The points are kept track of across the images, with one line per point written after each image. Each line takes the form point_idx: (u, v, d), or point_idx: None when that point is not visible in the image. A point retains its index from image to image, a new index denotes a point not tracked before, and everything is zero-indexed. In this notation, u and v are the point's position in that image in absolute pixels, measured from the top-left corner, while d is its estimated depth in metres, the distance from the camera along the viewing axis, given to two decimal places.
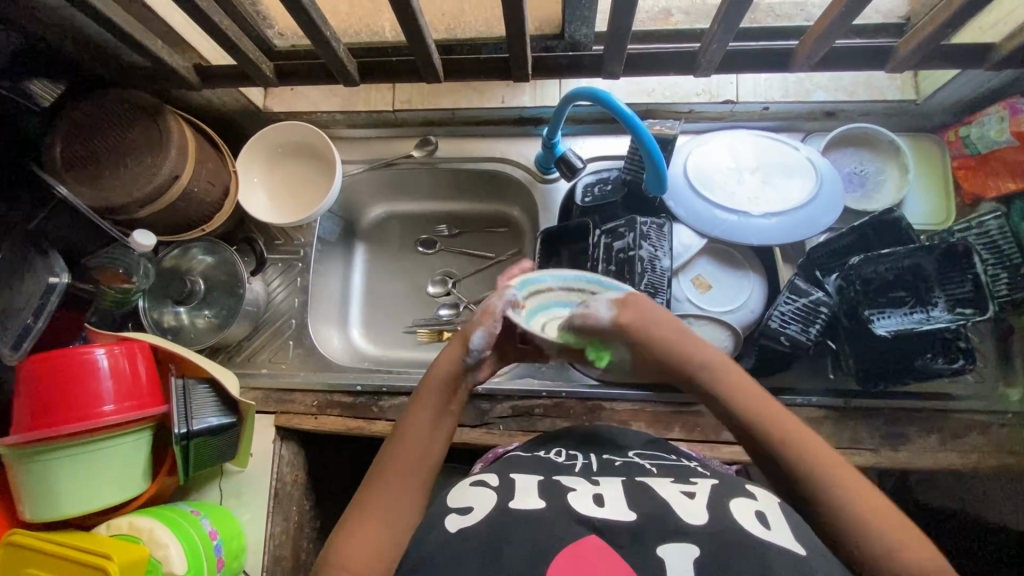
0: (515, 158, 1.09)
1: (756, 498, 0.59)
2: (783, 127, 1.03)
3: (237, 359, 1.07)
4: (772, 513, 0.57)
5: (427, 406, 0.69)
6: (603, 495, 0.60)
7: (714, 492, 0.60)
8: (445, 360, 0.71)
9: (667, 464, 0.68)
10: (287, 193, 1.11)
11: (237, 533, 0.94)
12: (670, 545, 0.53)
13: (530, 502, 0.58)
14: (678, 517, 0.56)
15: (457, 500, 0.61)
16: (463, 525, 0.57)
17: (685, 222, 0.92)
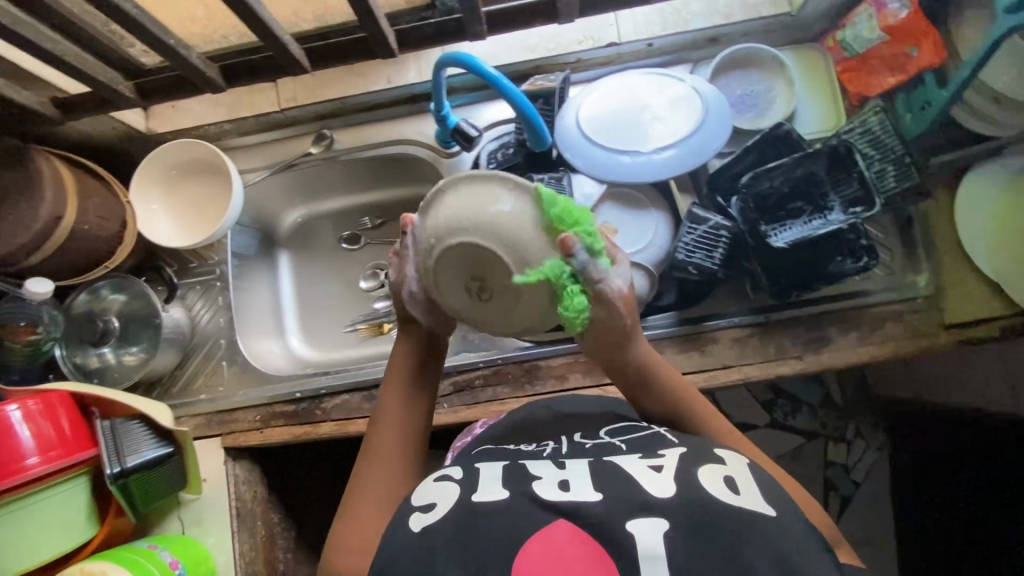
0: (415, 137, 1.08)
1: (724, 465, 0.60)
2: (672, 61, 1.04)
3: (174, 389, 1.05)
4: (740, 477, 0.59)
5: (392, 393, 0.73)
6: (568, 480, 0.58)
7: (682, 461, 0.59)
8: (400, 343, 0.76)
9: (633, 434, 0.68)
10: (189, 213, 1.08)
11: (205, 556, 0.94)
12: (641, 520, 0.53)
13: (493, 493, 0.58)
14: (645, 490, 0.55)
15: (421, 498, 0.60)
16: (427, 523, 0.56)
17: (584, 171, 0.92)
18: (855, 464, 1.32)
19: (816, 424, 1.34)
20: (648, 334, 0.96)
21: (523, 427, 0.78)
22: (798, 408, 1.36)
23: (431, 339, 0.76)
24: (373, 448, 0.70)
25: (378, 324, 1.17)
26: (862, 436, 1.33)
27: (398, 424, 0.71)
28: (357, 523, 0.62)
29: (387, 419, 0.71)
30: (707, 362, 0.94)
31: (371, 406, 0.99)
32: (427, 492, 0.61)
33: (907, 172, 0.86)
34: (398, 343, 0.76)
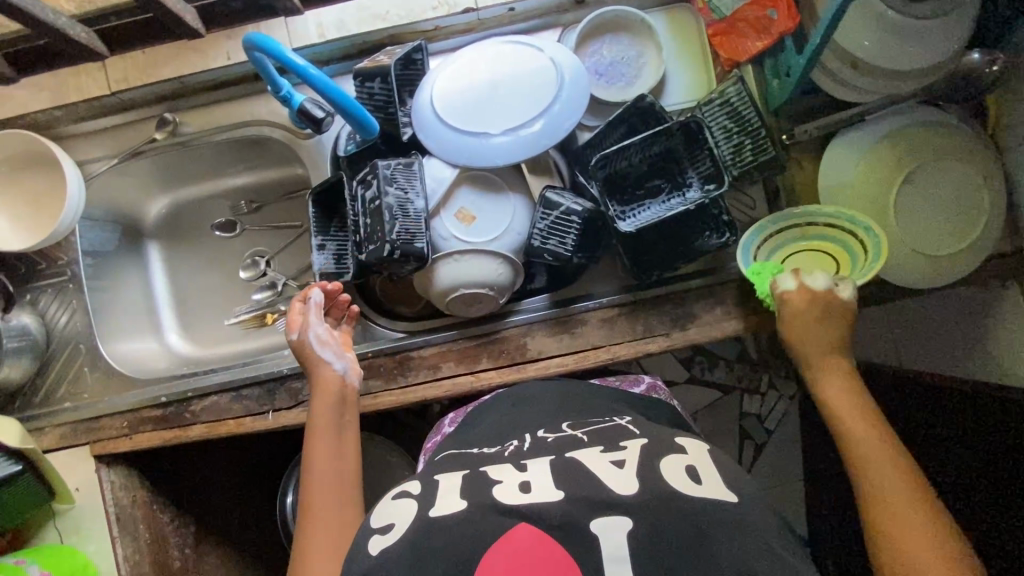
0: (270, 118, 1.00)
1: (685, 454, 0.66)
2: (538, 26, 0.97)
3: (37, 398, 1.00)
4: (701, 467, 0.64)
5: (323, 437, 0.78)
6: (530, 481, 0.63)
7: (644, 454, 0.65)
8: (331, 383, 0.83)
9: (596, 427, 0.73)
10: (28, 212, 1.00)
11: (81, 565, 0.95)
12: (601, 518, 0.58)
13: (451, 504, 0.62)
14: (609, 489, 0.60)
15: (382, 519, 0.65)
16: (386, 545, 0.60)
17: (436, 153, 0.87)
18: (767, 415, 1.37)
19: (732, 378, 1.37)
20: (521, 317, 0.96)
21: (484, 416, 0.82)
22: (715, 364, 1.38)
23: (343, 388, 0.84)
24: (312, 508, 0.72)
25: (262, 315, 1.12)
26: (775, 387, 1.37)
27: (330, 472, 0.75)
28: None
29: (317, 465, 0.75)
30: (577, 343, 0.94)
31: (241, 406, 0.96)
32: (386, 512, 0.65)
33: (762, 144, 0.83)
34: (324, 389, 0.83)
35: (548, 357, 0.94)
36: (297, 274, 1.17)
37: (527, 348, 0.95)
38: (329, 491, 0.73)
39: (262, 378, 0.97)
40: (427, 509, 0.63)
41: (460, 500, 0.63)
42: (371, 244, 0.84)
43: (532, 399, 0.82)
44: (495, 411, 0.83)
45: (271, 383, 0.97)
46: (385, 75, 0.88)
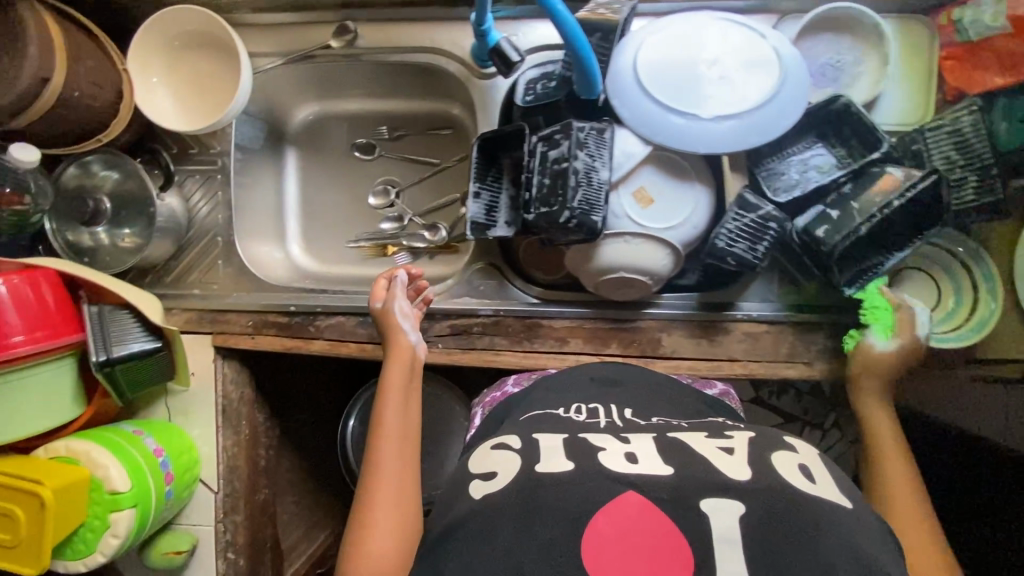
0: (449, 47, 0.95)
1: (797, 452, 0.61)
2: (755, 8, 0.90)
3: (168, 279, 1.02)
4: (812, 467, 0.59)
5: (394, 397, 0.77)
6: (635, 454, 0.59)
7: (754, 447, 0.60)
8: (406, 349, 0.84)
9: (695, 420, 0.69)
10: (191, 91, 0.97)
11: (187, 448, 0.98)
12: (713, 500, 0.53)
13: (559, 464, 0.58)
14: (722, 473, 0.56)
15: (481, 467, 0.63)
16: (489, 492, 0.59)
17: (629, 125, 0.81)
18: None
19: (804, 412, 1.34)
20: (661, 312, 0.92)
21: (564, 386, 0.78)
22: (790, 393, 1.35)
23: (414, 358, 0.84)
24: (374, 466, 0.70)
25: (382, 245, 1.12)
26: None
27: (396, 432, 0.73)
28: (378, 542, 0.63)
29: (385, 422, 0.74)
30: (713, 351, 0.91)
31: (365, 333, 0.97)
32: (484, 462, 0.63)
33: (991, 186, 0.77)
34: (398, 352, 0.83)
35: (680, 357, 0.92)
36: (425, 213, 1.15)
37: (660, 344, 0.92)
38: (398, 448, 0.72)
39: None
40: (532, 465, 0.59)
41: (567, 461, 0.59)
42: (546, 206, 0.81)
43: (620, 382, 0.78)
44: (573, 381, 0.79)
45: None
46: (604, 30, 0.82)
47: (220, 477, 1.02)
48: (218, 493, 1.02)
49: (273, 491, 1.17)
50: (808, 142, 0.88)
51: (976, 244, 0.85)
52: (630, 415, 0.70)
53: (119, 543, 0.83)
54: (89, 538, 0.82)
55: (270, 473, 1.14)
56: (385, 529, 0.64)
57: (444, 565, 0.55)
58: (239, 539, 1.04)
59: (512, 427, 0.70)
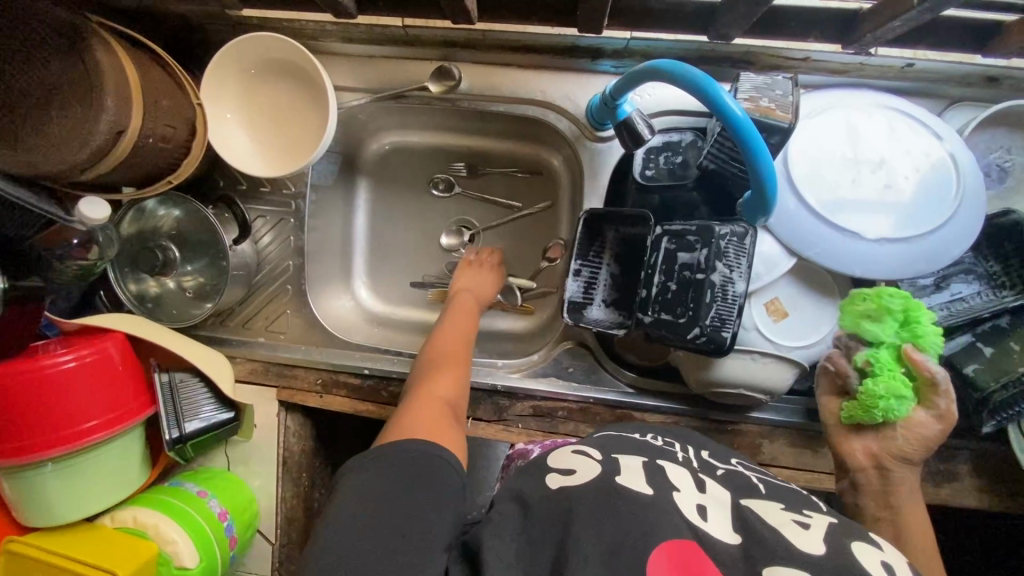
0: (561, 103, 0.84)
1: (883, 551, 0.51)
2: (921, 93, 0.79)
3: (232, 322, 0.96)
4: (899, 566, 0.49)
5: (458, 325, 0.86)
6: (707, 508, 0.55)
7: (834, 529, 0.52)
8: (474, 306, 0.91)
9: (774, 480, 0.63)
10: (269, 127, 0.88)
11: (249, 502, 0.93)
12: (780, 570, 0.47)
13: (638, 483, 0.56)
14: (795, 544, 0.49)
15: (559, 462, 0.62)
16: (568, 484, 0.57)
17: (772, 229, 0.72)
18: None
19: None
20: (763, 417, 0.86)
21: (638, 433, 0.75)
22: None
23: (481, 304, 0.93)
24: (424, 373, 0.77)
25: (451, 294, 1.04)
26: None
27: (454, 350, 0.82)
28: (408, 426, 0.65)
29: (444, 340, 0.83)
30: (817, 463, 0.85)
31: None
32: (566, 459, 0.62)
33: None
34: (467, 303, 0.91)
35: (781, 465, 0.85)
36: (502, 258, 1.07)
37: (760, 450, 0.86)
38: (445, 364, 0.79)
39: (473, 385, 0.90)
40: (612, 472, 0.57)
41: (646, 484, 0.56)
42: (669, 313, 0.73)
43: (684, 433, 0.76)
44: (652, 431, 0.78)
45: (480, 391, 0.91)
46: (787, 133, 0.67)
47: (277, 528, 0.98)
48: (274, 545, 0.99)
49: None
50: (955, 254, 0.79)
51: None
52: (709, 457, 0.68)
53: None
54: None
55: None
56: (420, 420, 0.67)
57: (499, 534, 0.54)
58: None
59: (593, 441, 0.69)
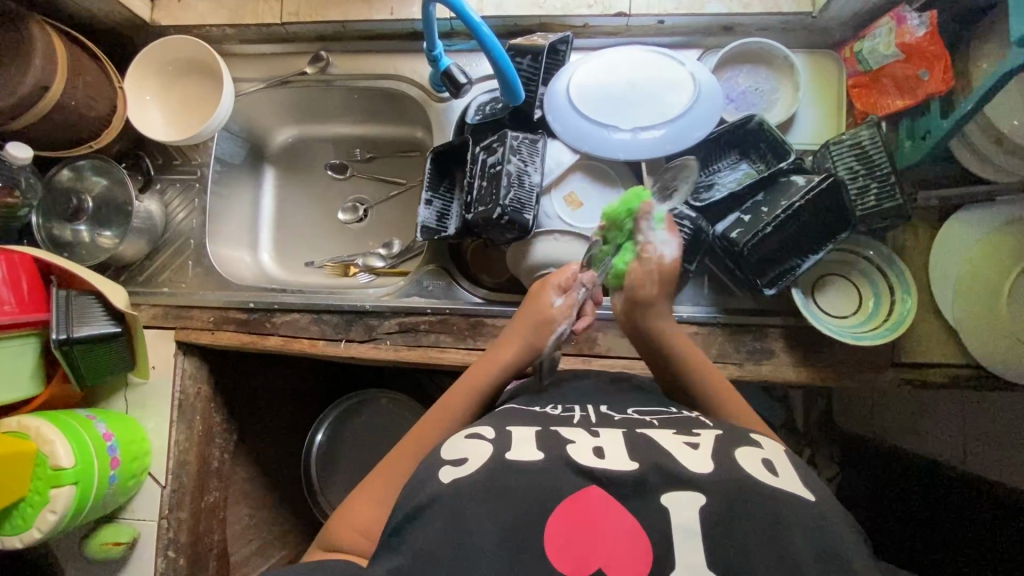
0: (409, 75, 1.07)
1: (762, 448, 0.61)
2: (681, 43, 1.01)
3: (140, 278, 1.09)
4: (778, 461, 0.59)
5: (468, 392, 0.74)
6: (603, 448, 0.59)
7: (719, 443, 0.60)
8: (524, 336, 0.78)
9: (666, 415, 0.68)
10: (180, 111, 1.09)
11: (138, 438, 1.01)
12: (677, 493, 0.54)
13: (526, 453, 0.59)
14: (682, 465, 0.56)
15: (453, 452, 0.62)
16: (458, 476, 0.57)
17: (561, 137, 0.91)
18: None
19: None
20: (597, 313, 0.97)
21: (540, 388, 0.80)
22: None
23: (545, 321, 0.78)
24: (428, 423, 0.72)
25: (345, 265, 1.20)
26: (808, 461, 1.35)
27: (454, 415, 0.73)
28: (362, 502, 0.64)
29: (451, 403, 0.73)
30: None
31: (317, 329, 1.02)
32: (460, 448, 0.62)
33: (889, 191, 0.83)
34: (532, 322, 0.78)
35: (616, 355, 0.95)
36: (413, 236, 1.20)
37: (596, 343, 0.96)
38: (431, 436, 0.70)
39: (344, 308, 1.02)
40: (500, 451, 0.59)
41: (536, 450, 0.59)
42: (482, 206, 0.88)
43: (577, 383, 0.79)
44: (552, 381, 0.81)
45: (351, 314, 1.02)
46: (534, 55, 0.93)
47: (168, 471, 1.04)
48: (164, 488, 1.03)
49: (224, 494, 1.18)
50: (731, 160, 0.97)
51: (887, 249, 0.90)
52: (606, 410, 0.70)
53: (56, 520, 0.84)
54: (29, 512, 0.84)
55: (222, 475, 1.17)
56: (386, 495, 0.65)
57: (401, 544, 0.54)
58: (182, 538, 1.04)
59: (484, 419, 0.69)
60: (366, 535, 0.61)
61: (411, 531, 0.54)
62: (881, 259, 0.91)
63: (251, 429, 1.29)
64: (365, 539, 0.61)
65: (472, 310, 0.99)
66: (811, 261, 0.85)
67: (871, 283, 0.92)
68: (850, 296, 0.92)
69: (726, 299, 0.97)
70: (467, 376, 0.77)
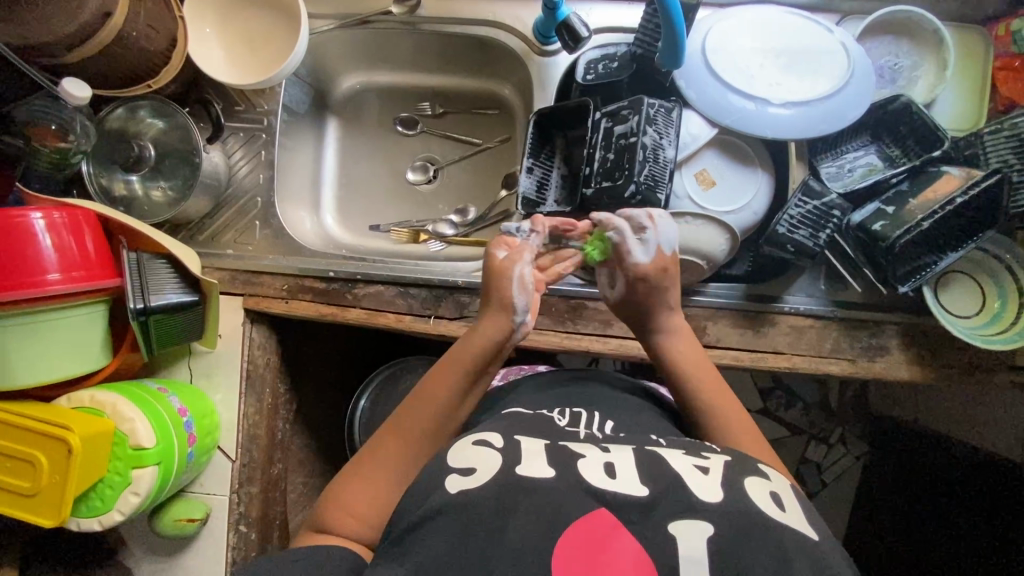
0: (510, 23, 0.95)
1: (769, 479, 0.55)
2: (819, 6, 0.91)
3: (200, 237, 0.99)
4: (786, 498, 0.53)
5: (449, 379, 0.68)
6: (614, 465, 0.54)
7: (729, 468, 0.54)
8: (493, 316, 0.70)
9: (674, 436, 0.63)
10: (244, 48, 0.96)
11: (209, 411, 0.94)
12: (684, 522, 0.47)
13: (540, 469, 0.53)
14: (694, 491, 0.50)
15: (457, 459, 0.56)
16: (465, 488, 0.51)
17: (696, 107, 0.83)
18: (829, 466, 1.39)
19: (807, 421, 1.39)
20: (711, 301, 0.91)
21: (554, 387, 0.77)
22: (794, 403, 1.41)
23: (507, 288, 0.71)
24: (402, 419, 0.66)
25: (415, 232, 1.11)
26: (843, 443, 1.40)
27: (436, 408, 0.66)
28: (353, 489, 0.60)
29: (428, 397, 0.67)
30: (758, 342, 0.90)
31: (404, 304, 0.95)
32: (465, 455, 0.56)
33: None
34: (494, 297, 0.71)
35: (725, 346, 0.90)
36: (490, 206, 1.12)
37: (706, 332, 0.91)
38: (410, 434, 0.64)
39: (435, 283, 0.94)
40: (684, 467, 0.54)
41: (548, 467, 0.53)
42: (608, 180, 0.80)
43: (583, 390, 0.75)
44: (554, 380, 0.80)
45: (441, 289, 0.95)
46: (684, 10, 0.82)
47: (238, 445, 0.98)
48: (234, 462, 0.98)
49: (285, 465, 1.13)
50: (862, 143, 0.90)
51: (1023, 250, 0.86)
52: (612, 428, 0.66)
53: (139, 502, 0.79)
54: (110, 494, 0.78)
55: (284, 447, 1.12)
56: (372, 486, 0.61)
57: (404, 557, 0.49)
58: (252, 513, 0.99)
59: (491, 424, 0.64)
60: (364, 523, 0.58)
61: (415, 541, 0.49)
62: (1015, 259, 0.86)
63: (307, 397, 1.24)
64: (357, 529, 0.58)
65: (572, 291, 0.93)
66: (952, 258, 0.79)
67: (993, 291, 0.88)
68: (977, 299, 0.88)
69: (843, 292, 0.92)
70: (440, 368, 0.69)
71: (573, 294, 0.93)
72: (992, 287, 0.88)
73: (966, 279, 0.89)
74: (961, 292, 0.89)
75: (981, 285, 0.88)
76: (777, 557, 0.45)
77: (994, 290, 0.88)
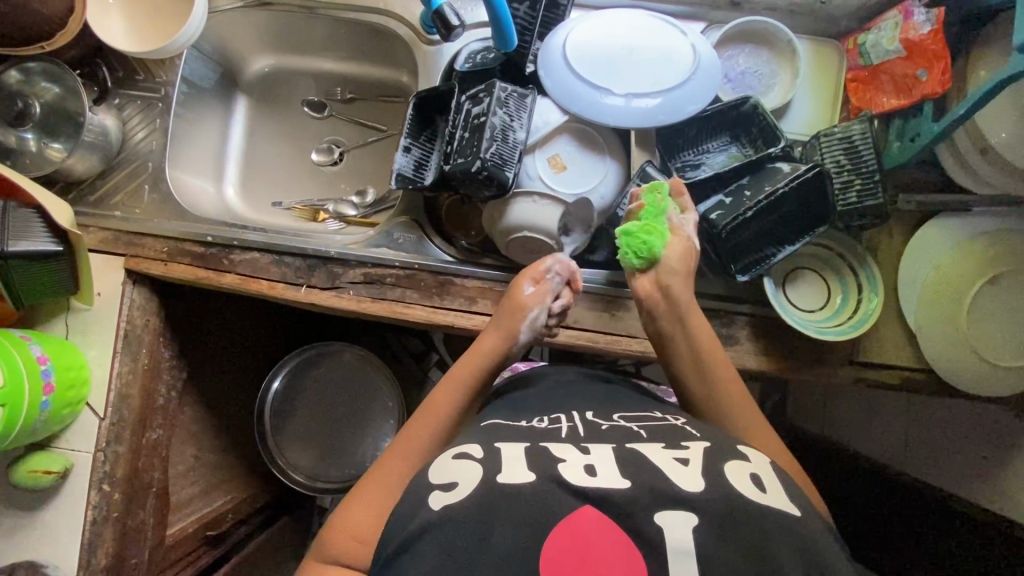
0: (401, 13, 1.01)
1: (750, 461, 0.54)
2: (686, 14, 0.98)
3: (91, 198, 1.02)
4: (764, 475, 0.53)
5: (455, 387, 0.71)
6: (595, 465, 0.51)
7: (709, 454, 0.53)
8: (498, 331, 0.77)
9: (653, 424, 0.61)
10: (146, 21, 1.01)
11: (78, 365, 0.96)
12: (670, 513, 0.46)
13: (518, 475, 0.50)
14: (676, 483, 0.48)
15: (438, 475, 0.53)
16: (450, 503, 0.49)
17: (551, 95, 0.88)
18: None
19: None
20: None
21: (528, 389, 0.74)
22: None
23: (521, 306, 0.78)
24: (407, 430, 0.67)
25: (314, 211, 1.13)
26: None
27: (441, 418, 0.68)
28: (356, 511, 0.59)
29: (436, 406, 0.69)
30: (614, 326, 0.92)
31: (277, 271, 0.97)
32: (446, 470, 0.53)
33: (872, 189, 0.83)
34: (506, 312, 0.78)
35: (582, 327, 0.92)
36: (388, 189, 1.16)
37: None
38: (413, 440, 0.66)
39: (308, 252, 0.97)
40: None
41: (528, 471, 0.50)
42: (461, 157, 0.83)
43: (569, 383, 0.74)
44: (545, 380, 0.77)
45: (314, 259, 0.98)
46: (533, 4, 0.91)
47: (107, 403, 0.99)
48: (103, 420, 0.99)
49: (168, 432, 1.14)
50: (721, 142, 0.95)
51: (861, 248, 0.90)
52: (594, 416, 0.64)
53: None
54: None
55: (168, 413, 1.12)
56: (373, 503, 0.60)
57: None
58: (118, 472, 1.00)
59: (470, 434, 0.61)
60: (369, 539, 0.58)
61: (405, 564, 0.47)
62: (853, 257, 0.91)
63: (205, 369, 1.25)
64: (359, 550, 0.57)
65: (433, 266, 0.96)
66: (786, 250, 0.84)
67: (838, 290, 0.92)
68: (821, 296, 0.93)
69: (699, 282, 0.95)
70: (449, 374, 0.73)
71: (439, 271, 0.96)
72: (834, 284, 0.93)
73: (809, 275, 0.93)
74: (805, 287, 0.93)
75: (826, 284, 0.93)
76: (749, 548, 0.44)
77: (838, 289, 0.92)
